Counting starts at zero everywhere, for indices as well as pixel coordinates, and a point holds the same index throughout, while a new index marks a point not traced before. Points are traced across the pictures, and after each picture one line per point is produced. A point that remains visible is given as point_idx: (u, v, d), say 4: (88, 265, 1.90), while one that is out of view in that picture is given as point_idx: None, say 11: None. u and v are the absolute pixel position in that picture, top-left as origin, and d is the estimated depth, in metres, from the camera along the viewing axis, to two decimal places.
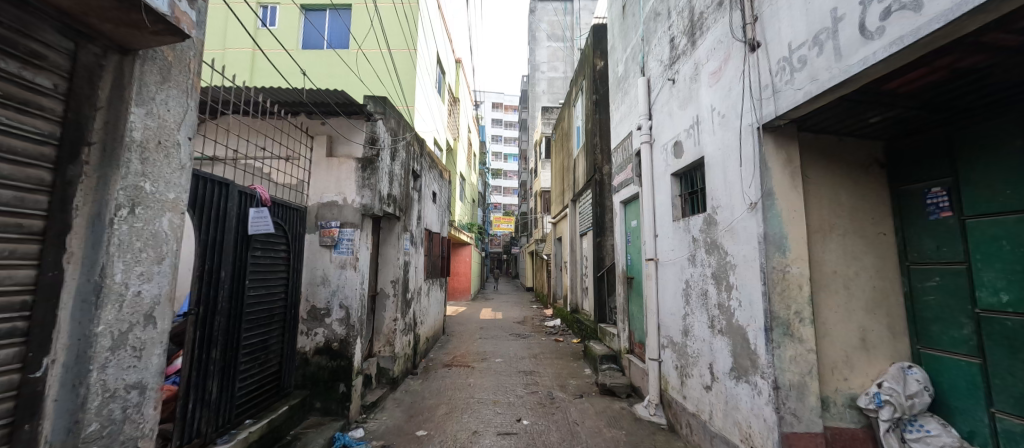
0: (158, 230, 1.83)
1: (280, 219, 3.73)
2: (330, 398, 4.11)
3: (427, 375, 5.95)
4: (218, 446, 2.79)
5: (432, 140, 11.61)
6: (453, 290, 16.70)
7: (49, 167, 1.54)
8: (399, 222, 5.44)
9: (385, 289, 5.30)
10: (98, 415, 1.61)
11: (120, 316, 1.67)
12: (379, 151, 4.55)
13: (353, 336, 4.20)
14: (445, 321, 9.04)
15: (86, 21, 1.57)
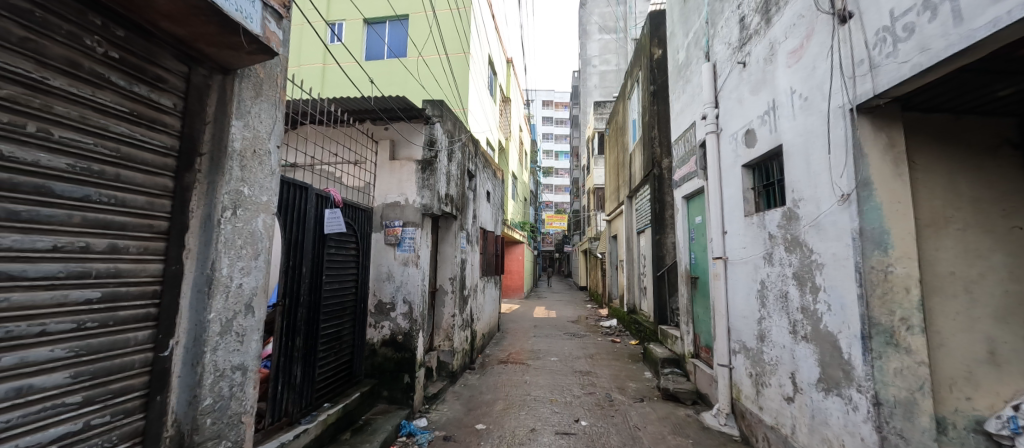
0: (255, 229, 2.06)
1: (351, 219, 4.00)
2: (396, 388, 4.35)
3: (484, 371, 6.07)
4: (302, 426, 3.06)
5: (485, 140, 11.83)
6: (507, 288, 16.95)
7: (173, 175, 1.76)
8: (455, 221, 5.60)
9: (443, 286, 5.50)
10: (211, 391, 1.84)
11: (226, 305, 1.90)
12: (438, 153, 4.72)
13: (416, 330, 4.41)
14: (500, 318, 9.18)
15: (197, 47, 1.80)
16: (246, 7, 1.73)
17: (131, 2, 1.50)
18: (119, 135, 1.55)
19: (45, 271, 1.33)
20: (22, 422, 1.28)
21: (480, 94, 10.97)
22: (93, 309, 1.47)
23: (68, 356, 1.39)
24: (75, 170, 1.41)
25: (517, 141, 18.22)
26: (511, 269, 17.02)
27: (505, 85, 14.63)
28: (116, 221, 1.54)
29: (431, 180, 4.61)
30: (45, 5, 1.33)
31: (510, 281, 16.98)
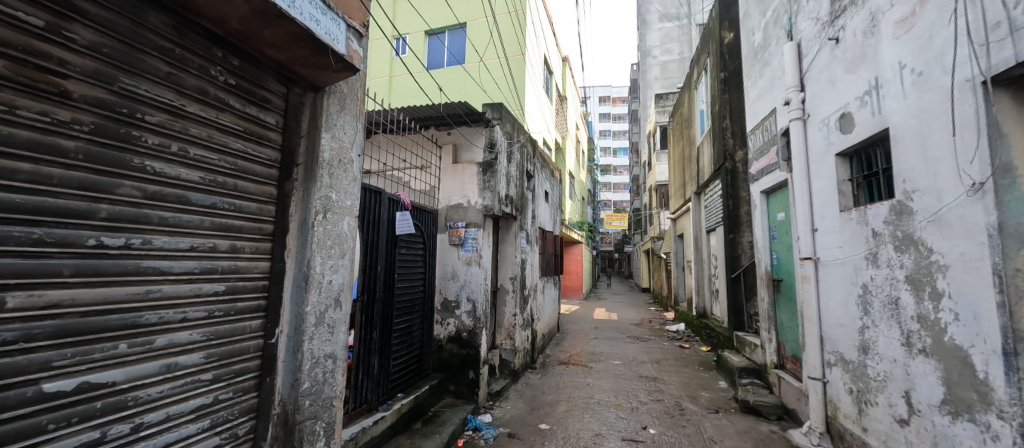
0: (341, 231, 2.26)
1: (419, 221, 4.22)
2: (462, 384, 4.49)
3: (545, 371, 6.07)
4: (379, 413, 3.30)
5: (542, 140, 11.82)
6: (566, 289, 16.78)
7: (276, 183, 1.99)
8: (515, 221, 5.66)
9: (504, 286, 5.55)
10: (309, 376, 2.05)
11: (320, 299, 2.10)
12: (498, 155, 4.82)
13: (479, 327, 4.54)
14: (559, 319, 9.10)
15: (294, 70, 2.02)
16: (331, 29, 1.92)
17: (243, 33, 1.73)
18: (235, 150, 1.79)
19: (185, 267, 1.57)
20: (169, 393, 1.52)
21: (536, 94, 11.00)
22: (220, 300, 1.71)
23: (202, 339, 1.64)
24: (204, 181, 1.65)
25: (575, 139, 17.95)
26: (569, 269, 16.84)
27: (562, 84, 14.51)
28: (235, 224, 1.78)
29: (491, 181, 4.72)
30: (181, 44, 1.57)
31: (568, 282, 16.79)
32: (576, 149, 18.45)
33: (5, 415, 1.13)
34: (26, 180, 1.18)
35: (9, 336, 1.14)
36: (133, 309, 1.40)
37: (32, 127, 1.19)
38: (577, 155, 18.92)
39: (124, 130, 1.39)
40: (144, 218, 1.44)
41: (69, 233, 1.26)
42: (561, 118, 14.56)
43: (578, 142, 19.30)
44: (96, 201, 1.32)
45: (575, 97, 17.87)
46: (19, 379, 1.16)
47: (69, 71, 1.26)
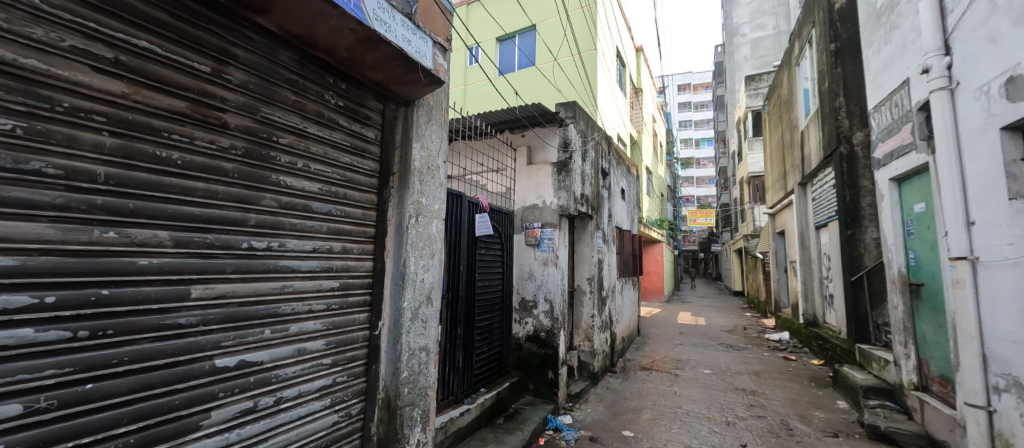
0: (430, 232, 2.45)
1: (497, 223, 4.37)
2: (541, 383, 4.55)
3: (626, 376, 5.88)
4: (464, 406, 3.48)
5: (617, 136, 11.47)
6: (645, 291, 16.08)
7: (376, 191, 2.22)
8: (591, 221, 5.57)
9: (581, 286, 5.47)
10: (406, 366, 2.26)
11: (414, 295, 2.31)
12: (572, 154, 4.82)
13: (557, 328, 4.56)
14: (639, 322, 8.73)
15: (390, 87, 2.24)
16: (420, 47, 2.11)
17: (349, 60, 1.96)
18: (344, 163, 2.03)
19: (310, 266, 1.83)
20: (299, 374, 1.77)
21: (611, 88, 10.73)
22: (335, 295, 1.95)
23: (324, 328, 1.89)
24: (322, 192, 1.91)
25: (652, 132, 17.09)
26: (648, 270, 16.14)
27: (637, 76, 13.93)
28: (346, 229, 2.03)
29: (567, 180, 4.73)
30: (302, 74, 1.84)
31: (648, 283, 16.07)
32: (653, 143, 17.56)
33: (191, 384, 1.39)
34: (200, 196, 1.45)
35: (192, 320, 1.41)
36: (272, 301, 1.67)
37: (203, 154, 1.46)
38: (654, 148, 17.97)
39: (265, 152, 1.67)
40: (280, 224, 1.71)
41: (229, 237, 1.53)
42: (638, 111, 13.98)
43: (656, 136, 18.34)
44: (246, 211, 1.59)
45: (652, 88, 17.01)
46: (200, 355, 1.42)
47: (227, 106, 1.54)
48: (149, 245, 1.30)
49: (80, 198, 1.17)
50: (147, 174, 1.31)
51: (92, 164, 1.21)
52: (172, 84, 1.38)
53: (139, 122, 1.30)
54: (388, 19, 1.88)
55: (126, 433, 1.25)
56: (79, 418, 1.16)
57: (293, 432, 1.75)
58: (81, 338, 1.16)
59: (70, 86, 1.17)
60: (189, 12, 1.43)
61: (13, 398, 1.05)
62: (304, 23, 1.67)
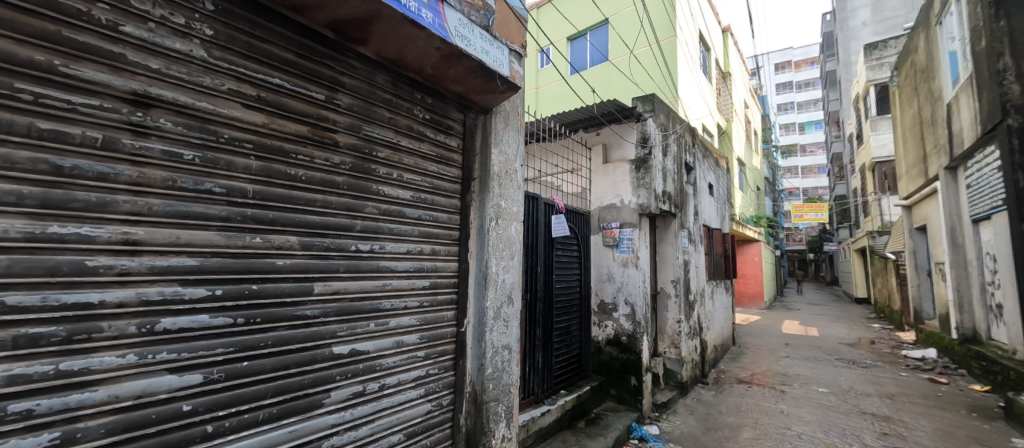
0: (509, 234, 2.55)
1: (573, 224, 4.36)
2: (623, 389, 4.45)
3: (720, 389, 5.47)
4: (544, 406, 3.54)
5: (701, 127, 10.71)
6: (740, 296, 14.79)
7: (460, 196, 2.37)
8: (675, 219, 5.27)
9: (666, 289, 5.21)
10: (490, 363, 2.37)
11: (496, 295, 2.42)
12: (652, 149, 4.63)
13: (640, 333, 4.42)
14: (734, 330, 8.05)
15: (470, 97, 2.38)
16: (498, 56, 2.21)
17: (434, 76, 2.13)
18: (432, 172, 2.21)
19: (405, 267, 2.03)
20: (399, 364, 1.96)
21: (693, 75, 10.05)
22: (426, 293, 2.13)
23: (417, 323, 2.07)
24: (414, 199, 2.10)
25: (744, 119, 15.62)
26: (743, 272, 14.80)
27: (724, 59, 12.87)
28: (435, 232, 2.20)
29: (646, 178, 4.56)
30: (396, 94, 2.04)
31: (745, 288, 14.73)
32: (745, 131, 16.02)
33: (315, 366, 1.62)
34: (319, 206, 1.68)
35: (315, 312, 1.64)
36: (375, 298, 1.88)
37: (321, 171, 1.70)
38: (747, 137, 16.39)
39: (367, 166, 1.88)
40: (380, 229, 1.92)
41: (340, 241, 1.75)
42: (726, 98, 12.88)
43: (749, 123, 16.73)
44: (353, 218, 1.81)
45: (743, 70, 15.55)
46: (321, 342, 1.65)
47: (337, 127, 1.77)
48: (284, 248, 1.55)
49: (236, 211, 1.42)
50: (281, 189, 1.56)
51: (243, 183, 1.46)
52: (298, 113, 1.63)
53: (276, 147, 1.55)
54: (468, 34, 2.02)
55: (270, 404, 1.48)
56: (238, 389, 1.40)
57: (394, 416, 1.93)
58: (238, 323, 1.41)
59: (228, 121, 1.43)
60: (308, 50, 1.68)
61: (196, 370, 1.30)
62: (397, 48, 1.86)
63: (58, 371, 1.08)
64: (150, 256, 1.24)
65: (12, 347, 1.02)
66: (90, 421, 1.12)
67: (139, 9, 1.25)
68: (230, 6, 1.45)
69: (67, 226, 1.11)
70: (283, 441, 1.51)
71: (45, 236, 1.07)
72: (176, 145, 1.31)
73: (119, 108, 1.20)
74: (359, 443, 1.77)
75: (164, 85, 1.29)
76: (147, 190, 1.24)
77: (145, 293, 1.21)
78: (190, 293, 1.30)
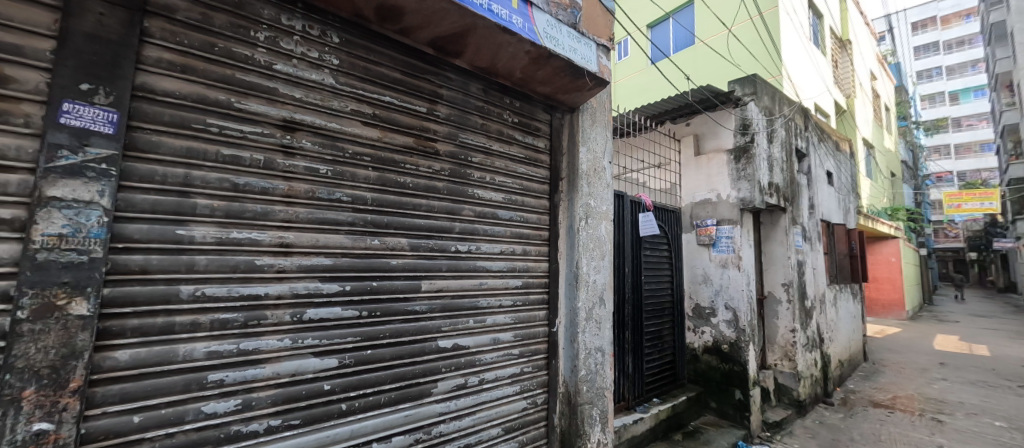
0: (599, 234, 2.50)
1: (663, 222, 4.12)
2: (726, 403, 4.08)
3: (850, 411, 4.73)
4: (637, 413, 3.39)
5: (814, 107, 9.36)
6: (874, 303, 12.65)
7: (548, 197, 2.39)
8: (785, 214, 4.68)
9: (775, 294, 4.66)
10: (584, 364, 2.34)
11: (587, 296, 2.39)
12: (754, 136, 4.17)
13: (744, 341, 4.02)
14: (864, 344, 6.90)
15: (556, 98, 2.39)
16: (586, 52, 2.19)
17: (522, 79, 2.18)
18: (522, 174, 2.26)
19: (500, 267, 2.11)
20: (496, 360, 2.05)
21: (803, 47, 8.80)
22: (519, 292, 2.19)
23: (511, 322, 2.14)
24: (506, 200, 2.17)
25: (871, 94, 13.29)
26: (876, 275, 12.59)
27: (844, 26, 11.09)
28: (526, 233, 2.26)
29: (748, 169, 4.12)
30: (487, 100, 2.14)
31: (880, 293, 12.55)
32: (873, 107, 13.61)
33: (423, 358, 1.76)
34: (423, 210, 1.82)
35: (422, 307, 1.78)
36: (473, 296, 1.98)
37: (424, 177, 1.84)
38: (876, 115, 13.91)
39: (463, 171, 2.00)
40: (476, 231, 2.03)
41: (442, 242, 1.88)
42: (847, 70, 11.06)
43: (877, 97, 14.19)
44: (452, 220, 1.93)
45: (868, 35, 13.22)
46: (428, 336, 1.79)
47: (437, 136, 1.91)
48: (396, 249, 1.71)
49: (359, 216, 1.61)
50: (393, 196, 1.73)
51: (364, 191, 1.65)
52: (406, 126, 1.79)
53: (388, 158, 1.72)
54: (556, 34, 2.03)
55: (389, 389, 1.65)
56: (364, 373, 1.58)
57: (493, 410, 2.02)
58: (363, 315, 1.59)
59: (352, 138, 1.62)
60: (412, 68, 1.84)
61: (332, 354, 1.50)
62: (489, 56, 1.95)
63: (238, 350, 1.31)
64: (298, 256, 1.46)
65: (210, 329, 1.27)
66: (261, 392, 1.35)
67: (286, 49, 1.48)
68: (350, 37, 1.65)
69: (242, 232, 1.35)
70: (400, 423, 1.67)
71: (228, 241, 1.32)
72: (315, 162, 1.52)
73: (274, 133, 1.44)
74: (464, 432, 1.89)
75: (305, 111, 1.51)
76: (296, 200, 1.46)
77: (295, 287, 1.43)
78: (326, 288, 1.50)
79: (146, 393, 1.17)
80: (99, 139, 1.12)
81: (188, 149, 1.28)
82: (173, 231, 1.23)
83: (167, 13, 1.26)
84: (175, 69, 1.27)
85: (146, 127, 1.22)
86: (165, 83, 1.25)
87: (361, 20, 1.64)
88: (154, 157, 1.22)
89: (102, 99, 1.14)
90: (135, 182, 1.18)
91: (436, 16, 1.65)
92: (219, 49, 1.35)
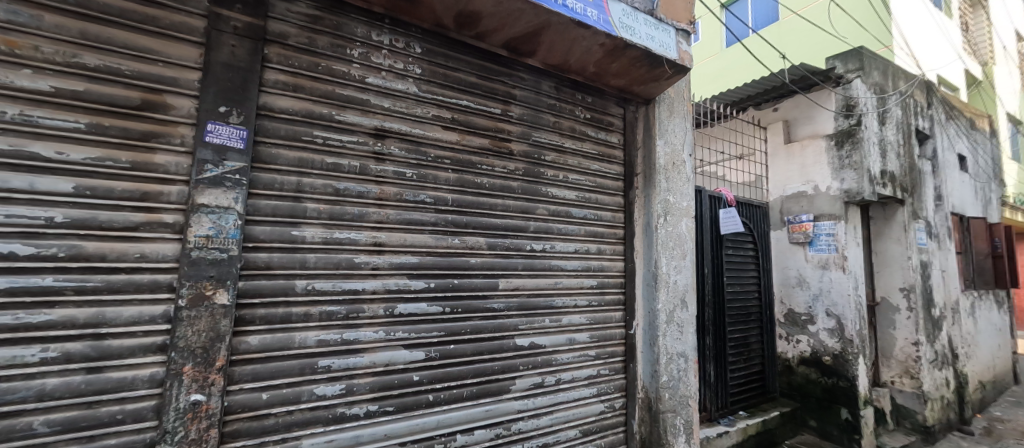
0: (680, 231, 2.36)
1: (748, 218, 3.77)
2: (829, 422, 3.64)
3: (997, 443, 3.93)
4: (721, 427, 3.14)
5: (941, 80, 7.95)
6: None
7: (623, 194, 2.32)
8: (904, 207, 4.03)
9: (891, 300, 4.03)
10: (665, 370, 2.21)
11: (668, 298, 2.26)
12: (861, 118, 3.65)
13: (853, 352, 3.54)
14: (1015, 363, 5.70)
15: (630, 90, 2.31)
16: (664, 39, 2.06)
17: (596, 73, 2.13)
18: (596, 171, 2.21)
19: (575, 266, 2.08)
20: (573, 360, 2.03)
21: (923, 10, 7.52)
22: (595, 292, 2.15)
23: (587, 324, 2.10)
24: (579, 199, 2.14)
25: (1017, 60, 11.00)
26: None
27: None
28: (601, 231, 2.20)
29: (855, 156, 3.62)
30: (559, 98, 2.12)
31: None
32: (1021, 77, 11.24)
33: (502, 355, 1.80)
34: (499, 210, 1.86)
35: (500, 305, 1.82)
36: (548, 295, 1.98)
37: (499, 177, 1.88)
38: None
39: (537, 170, 2.01)
40: (550, 230, 2.02)
41: (518, 242, 1.91)
42: (983, 33, 9.30)
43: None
44: (527, 220, 1.95)
45: None
46: (506, 333, 1.83)
47: (512, 137, 1.94)
48: (475, 248, 1.77)
49: (442, 217, 1.70)
50: (472, 196, 1.79)
51: (445, 193, 1.73)
52: (482, 128, 1.85)
53: (467, 160, 1.79)
54: (632, 23, 1.93)
55: (471, 384, 1.71)
56: (448, 367, 1.66)
57: (570, 411, 2.00)
58: (446, 311, 1.67)
59: (434, 142, 1.71)
60: (488, 71, 1.89)
61: (420, 347, 1.60)
62: (563, 53, 1.94)
63: (341, 340, 1.45)
64: (389, 255, 1.57)
65: (319, 319, 1.42)
66: (360, 379, 1.48)
67: (376, 63, 1.61)
68: (431, 46, 1.74)
69: (344, 232, 1.49)
70: (481, 417, 1.72)
71: (332, 240, 1.46)
72: (402, 166, 1.63)
73: (367, 141, 1.57)
74: (542, 432, 1.89)
75: (394, 119, 1.63)
76: (387, 203, 1.58)
77: (387, 283, 1.55)
78: (414, 285, 1.60)
79: (271, 374, 1.33)
80: (234, 154, 1.31)
81: (299, 160, 1.44)
82: (289, 232, 1.40)
83: (282, 40, 1.43)
84: (288, 88, 1.43)
85: (267, 141, 1.39)
86: (281, 102, 1.42)
87: (440, 29, 1.72)
88: (273, 167, 1.39)
89: (235, 119, 1.33)
90: (260, 190, 1.36)
91: (512, 18, 1.68)
92: (322, 68, 1.50)
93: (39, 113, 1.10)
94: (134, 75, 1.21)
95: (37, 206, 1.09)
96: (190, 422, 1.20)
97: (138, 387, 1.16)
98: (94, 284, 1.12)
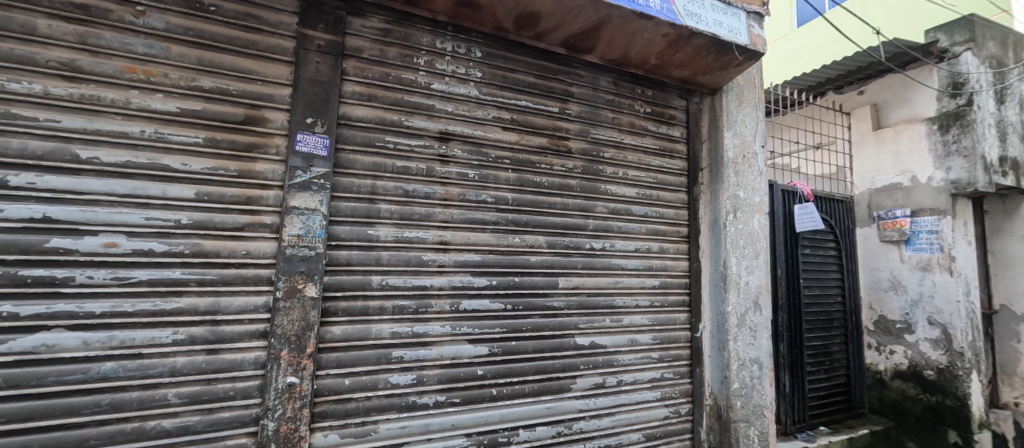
0: (752, 229, 2.22)
1: (829, 214, 3.43)
2: (933, 444, 3.22)
3: None
4: (800, 442, 2.89)
5: None
6: None
7: (687, 190, 2.22)
8: None
9: (1013, 307, 3.47)
10: (737, 377, 2.09)
11: (739, 301, 2.13)
12: (973, 96, 3.17)
13: (963, 366, 3.10)
14: None
15: (694, 81, 2.20)
16: (733, 25, 1.93)
17: (658, 65, 2.06)
18: (657, 166, 2.14)
19: (636, 265, 2.03)
20: (634, 362, 1.98)
21: None
22: (657, 292, 2.08)
23: (650, 325, 2.04)
24: (640, 196, 2.08)
25: None
26: None
27: None
28: (663, 229, 2.13)
29: (964, 140, 3.15)
30: (619, 93, 2.08)
31: None
32: None
33: (562, 353, 1.81)
34: (558, 208, 1.86)
35: (560, 303, 1.82)
36: (609, 294, 1.95)
37: (558, 175, 1.88)
38: None
39: (596, 168, 1.98)
40: (610, 228, 1.99)
41: (577, 240, 1.90)
42: None
43: None
44: (586, 218, 1.93)
45: None
46: (566, 332, 1.82)
47: (570, 134, 1.93)
48: (535, 247, 1.79)
49: (502, 216, 1.73)
50: (531, 195, 1.81)
51: (505, 192, 1.76)
52: (541, 127, 1.86)
53: (526, 160, 1.81)
54: (698, 10, 1.83)
55: (533, 380, 1.73)
56: (510, 363, 1.69)
57: (633, 413, 1.95)
58: (508, 308, 1.71)
59: (494, 143, 1.75)
60: (546, 70, 1.90)
61: (483, 343, 1.65)
62: (623, 46, 1.89)
63: (412, 332, 1.53)
64: (455, 253, 1.64)
65: (392, 313, 1.51)
66: (429, 371, 1.56)
67: (440, 69, 1.68)
68: (491, 49, 1.78)
69: (412, 231, 1.57)
70: (543, 414, 1.74)
71: (402, 239, 1.55)
72: (465, 168, 1.69)
73: (433, 144, 1.64)
74: (605, 433, 1.87)
75: (457, 123, 1.69)
76: (452, 203, 1.65)
77: (452, 280, 1.62)
78: (477, 282, 1.66)
79: (351, 362, 1.45)
80: (319, 161, 1.44)
81: (374, 164, 1.54)
82: (365, 231, 1.50)
83: (357, 54, 1.55)
84: (363, 98, 1.55)
85: (347, 148, 1.51)
86: (358, 111, 1.53)
87: (500, 32, 1.76)
88: (351, 171, 1.51)
89: (320, 129, 1.45)
90: (341, 193, 1.48)
91: (571, 15, 1.67)
92: (392, 78, 1.60)
93: (169, 130, 1.29)
94: (239, 93, 1.37)
95: (168, 210, 1.27)
96: (286, 401, 1.34)
97: (246, 368, 1.31)
98: (211, 277, 1.29)
